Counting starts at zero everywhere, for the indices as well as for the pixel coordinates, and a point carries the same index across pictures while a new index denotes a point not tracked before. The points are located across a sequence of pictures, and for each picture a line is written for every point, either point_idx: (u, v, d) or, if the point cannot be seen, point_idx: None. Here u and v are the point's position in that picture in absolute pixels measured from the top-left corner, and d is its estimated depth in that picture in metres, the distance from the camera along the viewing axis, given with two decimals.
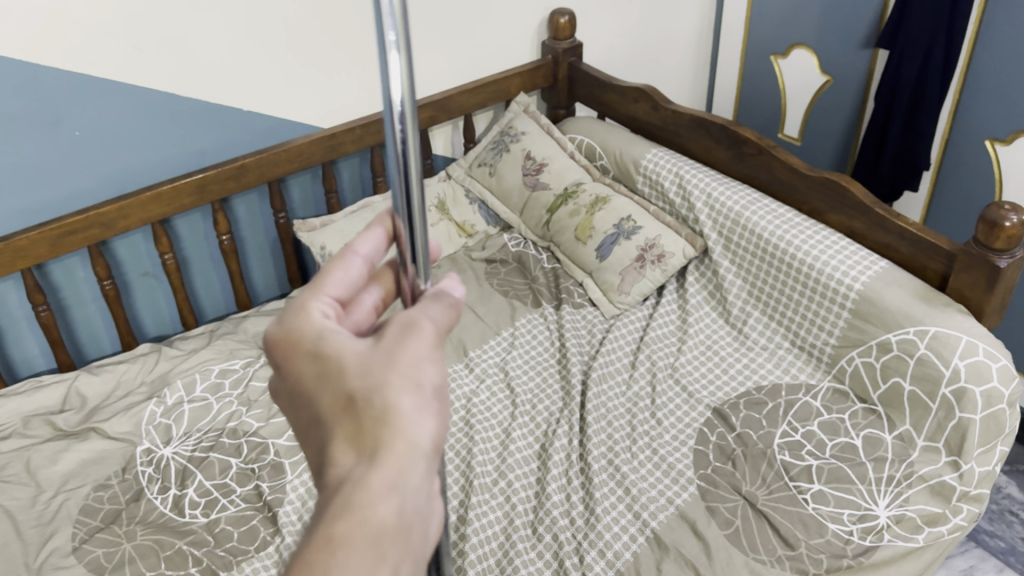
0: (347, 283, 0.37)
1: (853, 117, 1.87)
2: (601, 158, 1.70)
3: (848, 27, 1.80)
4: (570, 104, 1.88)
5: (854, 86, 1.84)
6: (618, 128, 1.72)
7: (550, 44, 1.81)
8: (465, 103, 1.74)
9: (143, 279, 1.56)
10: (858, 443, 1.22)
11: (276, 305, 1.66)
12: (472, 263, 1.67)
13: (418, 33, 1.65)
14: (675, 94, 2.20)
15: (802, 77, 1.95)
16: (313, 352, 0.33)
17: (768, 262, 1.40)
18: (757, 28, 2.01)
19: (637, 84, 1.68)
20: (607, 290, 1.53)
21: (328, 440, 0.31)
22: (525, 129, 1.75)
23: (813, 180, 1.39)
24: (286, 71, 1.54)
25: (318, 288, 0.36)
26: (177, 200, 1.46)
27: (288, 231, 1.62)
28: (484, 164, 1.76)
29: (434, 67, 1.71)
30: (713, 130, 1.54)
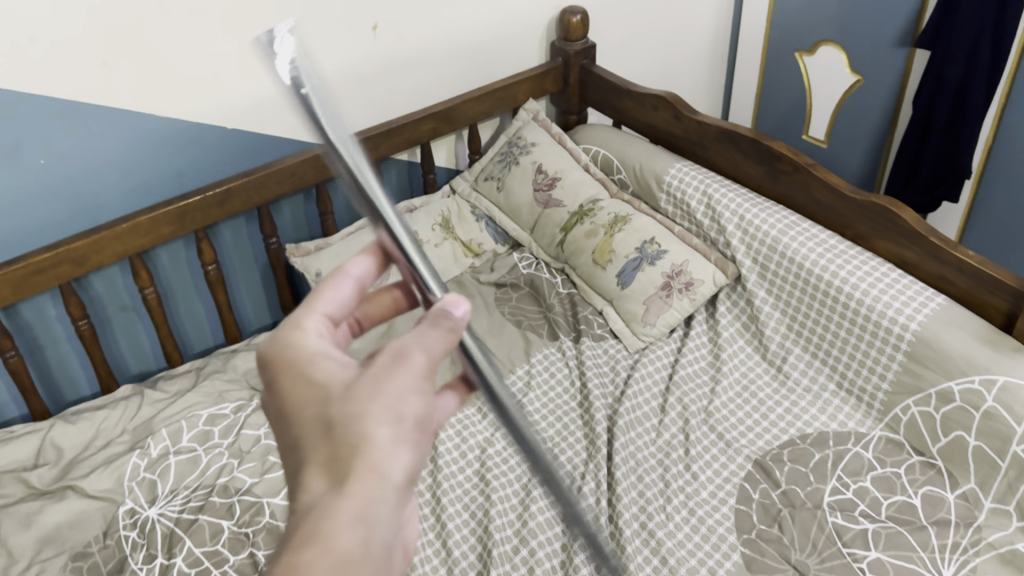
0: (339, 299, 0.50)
1: (886, 120, 1.74)
2: (618, 172, 1.57)
3: (882, 23, 1.66)
4: (582, 109, 1.74)
5: (888, 87, 1.71)
6: (636, 138, 1.58)
7: (560, 45, 1.66)
8: (470, 112, 1.59)
9: (122, 314, 1.42)
10: (917, 503, 1.10)
11: (268, 337, 1.53)
12: (480, 287, 1.54)
13: (417, 37, 1.50)
14: (691, 91, 2.06)
15: (830, 75, 1.82)
16: (320, 405, 0.42)
17: (810, 295, 1.27)
18: (781, 22, 1.87)
19: (656, 91, 1.53)
20: (630, 321, 1.40)
21: (304, 463, 0.41)
22: (536, 139, 1.62)
23: (857, 203, 1.25)
24: (273, 85, 1.39)
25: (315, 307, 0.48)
26: (156, 231, 1.32)
27: (281, 256, 1.48)
28: (491, 177, 1.63)
29: (435, 73, 1.57)
30: (742, 143, 1.40)
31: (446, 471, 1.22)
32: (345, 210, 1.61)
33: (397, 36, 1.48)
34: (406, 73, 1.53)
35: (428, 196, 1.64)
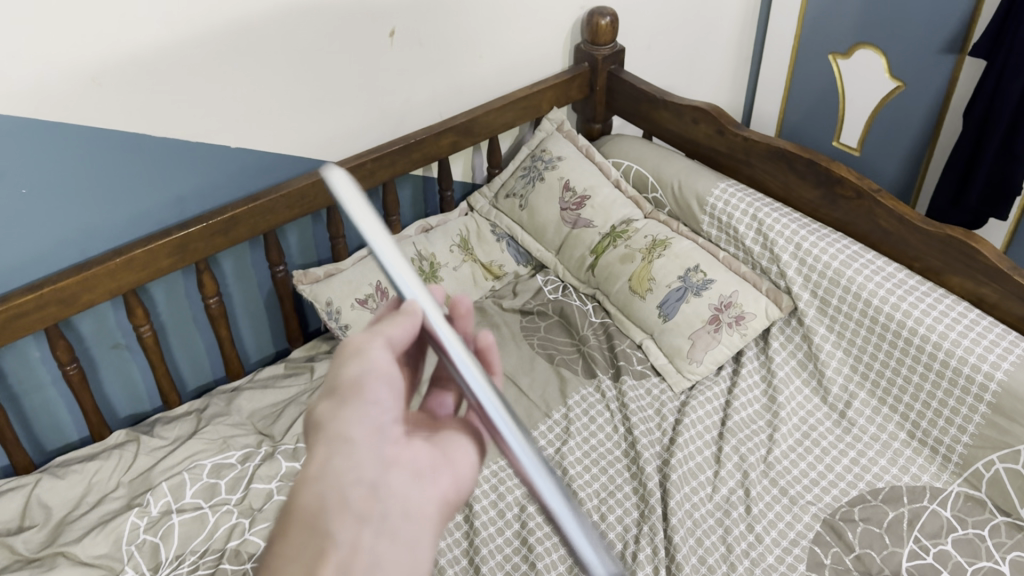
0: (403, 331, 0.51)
1: (928, 130, 1.62)
2: (654, 190, 1.45)
3: (929, 27, 1.54)
4: (607, 118, 1.61)
5: (931, 95, 1.59)
6: (672, 152, 1.47)
7: (586, 49, 1.53)
8: (491, 125, 1.47)
9: (114, 352, 1.29)
10: (1006, 570, 1.00)
11: (273, 372, 1.40)
12: (503, 315, 1.42)
13: (436, 43, 1.37)
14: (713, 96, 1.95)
15: (867, 80, 1.69)
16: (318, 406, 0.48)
17: (877, 335, 1.17)
18: (814, 23, 1.74)
19: (697, 102, 1.42)
20: (674, 356, 1.29)
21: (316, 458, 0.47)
22: (562, 152, 1.50)
23: (931, 235, 1.15)
24: (279, 98, 1.25)
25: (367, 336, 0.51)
26: (153, 265, 1.19)
27: (288, 286, 1.36)
28: (512, 194, 1.52)
29: (452, 81, 1.44)
30: (796, 164, 1.29)
31: (484, 534, 1.08)
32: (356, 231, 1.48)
33: (414, 42, 1.35)
34: (423, 82, 1.40)
35: (445, 214, 1.51)
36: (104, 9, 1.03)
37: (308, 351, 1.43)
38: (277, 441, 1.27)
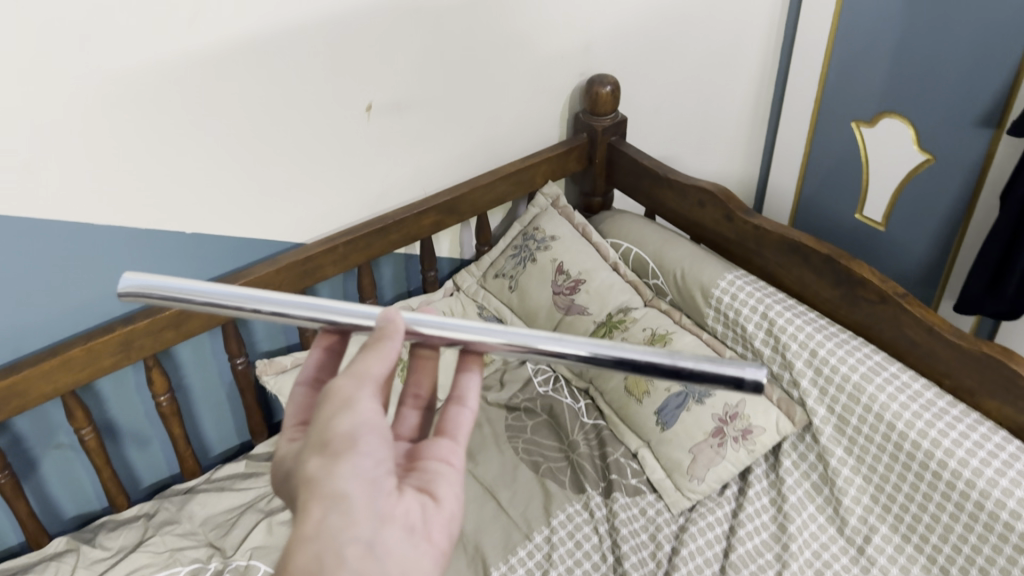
0: (387, 363, 0.61)
1: (959, 208, 1.49)
2: (654, 276, 1.33)
3: (961, 98, 1.41)
4: (608, 191, 1.50)
5: (964, 171, 1.45)
6: (676, 235, 1.35)
7: (585, 119, 1.41)
8: (479, 201, 1.36)
9: (57, 453, 1.18)
10: None
11: (232, 471, 1.28)
12: (487, 410, 1.29)
13: (416, 117, 1.27)
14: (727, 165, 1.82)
15: (891, 151, 1.56)
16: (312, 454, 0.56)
17: (902, 463, 1.04)
18: (834, 90, 1.62)
19: (703, 183, 1.30)
20: (673, 471, 1.16)
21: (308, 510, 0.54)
22: (556, 231, 1.38)
23: (962, 350, 1.02)
24: (242, 180, 1.15)
25: (355, 381, 0.59)
26: (97, 363, 1.08)
27: (248, 379, 1.24)
28: (501, 274, 1.40)
29: (436, 154, 1.34)
30: (812, 259, 1.17)
31: None
32: None
33: (395, 115, 1.25)
34: (404, 157, 1.30)
35: (427, 294, 1.39)
36: (38, 92, 0.93)
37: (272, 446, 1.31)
38: (229, 556, 1.14)
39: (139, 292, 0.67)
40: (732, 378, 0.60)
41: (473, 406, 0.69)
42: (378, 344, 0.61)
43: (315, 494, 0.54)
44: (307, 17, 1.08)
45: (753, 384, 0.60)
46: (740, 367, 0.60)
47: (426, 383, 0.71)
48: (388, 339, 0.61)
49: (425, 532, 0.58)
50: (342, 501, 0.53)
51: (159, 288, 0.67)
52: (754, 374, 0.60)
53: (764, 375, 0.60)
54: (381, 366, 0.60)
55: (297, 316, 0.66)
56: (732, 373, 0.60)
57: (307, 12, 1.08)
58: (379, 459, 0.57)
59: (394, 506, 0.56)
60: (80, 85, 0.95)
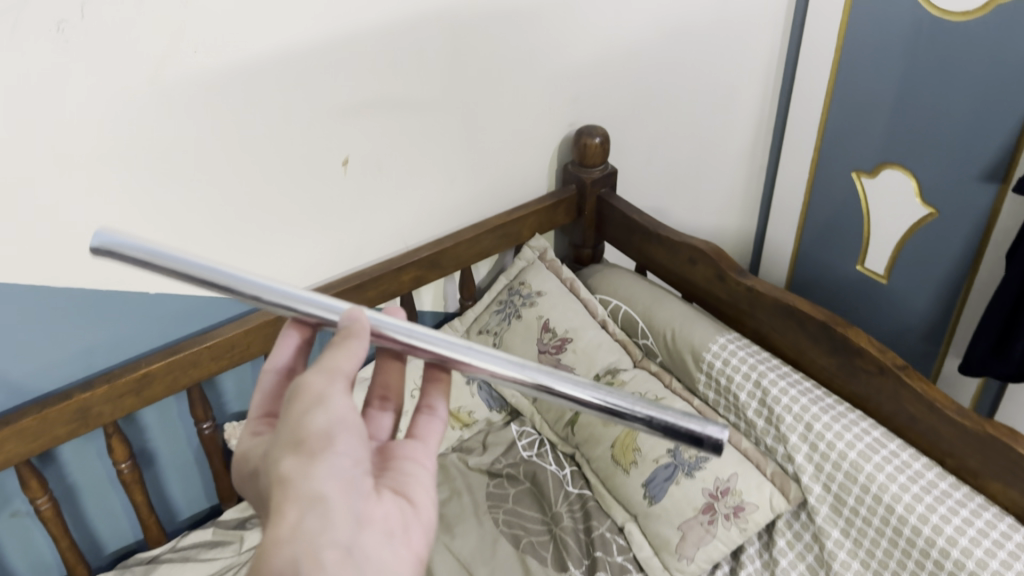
0: (356, 359, 0.58)
1: (964, 264, 1.43)
2: (644, 336, 1.28)
3: (965, 151, 1.35)
4: (598, 243, 1.45)
5: (968, 226, 1.40)
6: (668, 293, 1.30)
7: (574, 170, 1.37)
8: (462, 255, 1.32)
9: (12, 521, 1.12)
10: None
11: (200, 538, 1.21)
12: (468, 476, 1.23)
13: (395, 172, 1.23)
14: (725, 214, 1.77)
15: (892, 203, 1.51)
16: (282, 452, 0.52)
17: (902, 549, 0.97)
18: (833, 140, 1.57)
19: (696, 240, 1.26)
20: (661, 549, 1.09)
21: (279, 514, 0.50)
22: (543, 286, 1.33)
23: (965, 429, 0.96)
24: (211, 239, 1.10)
25: (325, 375, 0.56)
26: (52, 431, 1.02)
27: (216, 444, 1.19)
28: (486, 331, 1.35)
29: (418, 208, 1.29)
30: (808, 324, 1.12)
31: None
32: None
33: (372, 168, 1.20)
34: (383, 213, 1.25)
35: None
36: None
37: (241, 511, 1.25)
38: None
39: (110, 251, 0.63)
40: (688, 433, 0.57)
41: (444, 415, 0.67)
42: (348, 337, 0.58)
43: (288, 495, 0.50)
44: (277, 71, 1.04)
45: (712, 446, 0.57)
46: (700, 425, 0.57)
47: (394, 385, 0.68)
48: (355, 336, 0.58)
49: (401, 536, 0.56)
50: (320, 503, 0.50)
51: (130, 247, 0.62)
52: (715, 433, 0.56)
53: (726, 436, 0.57)
54: (351, 360, 0.57)
55: (271, 303, 0.62)
56: (692, 428, 0.57)
57: (277, 66, 1.03)
58: (354, 459, 0.54)
59: (368, 509, 0.54)
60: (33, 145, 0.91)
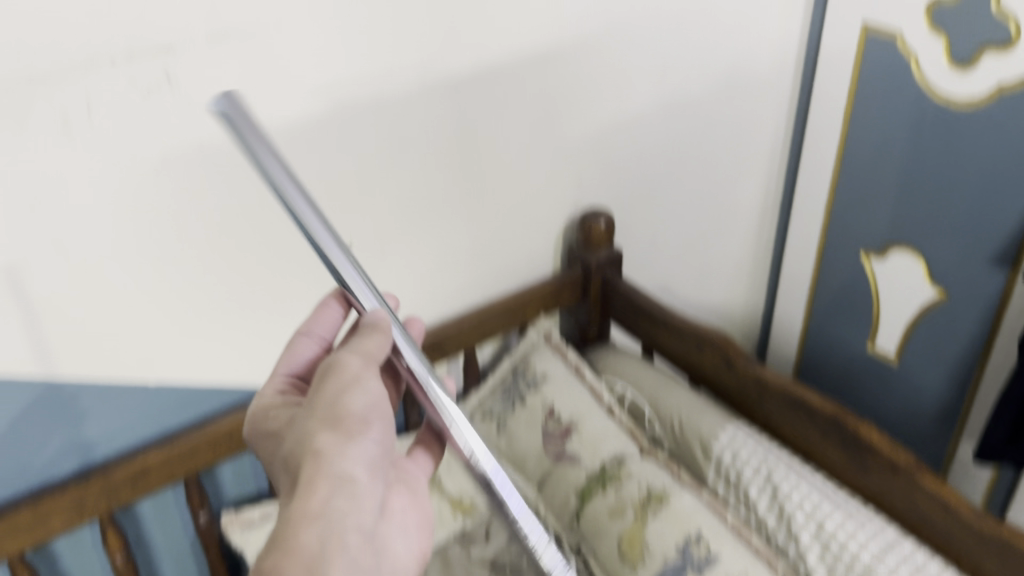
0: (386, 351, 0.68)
1: (976, 348, 1.40)
2: (652, 423, 1.27)
3: (973, 235, 1.34)
4: (603, 324, 1.43)
5: (979, 310, 1.38)
6: (675, 379, 1.29)
7: (579, 253, 1.36)
8: (466, 339, 1.31)
9: None
10: None
11: None
12: (471, 568, 1.20)
13: (400, 258, 1.22)
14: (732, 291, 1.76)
15: (901, 284, 1.49)
16: (318, 428, 0.62)
17: None
18: (839, 219, 1.55)
19: (703, 326, 1.25)
20: None
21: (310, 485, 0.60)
22: (548, 370, 1.31)
23: (982, 534, 0.93)
24: (212, 327, 1.10)
25: (363, 362, 0.66)
26: (45, 525, 1.00)
27: (213, 534, 1.17)
28: (490, 416, 1.33)
29: (422, 292, 1.28)
30: (818, 417, 1.11)
31: None
32: None
33: (375, 256, 1.19)
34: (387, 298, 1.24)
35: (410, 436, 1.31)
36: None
37: None
38: None
39: (229, 120, 0.62)
40: None
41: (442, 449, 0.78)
42: (382, 330, 0.68)
43: (321, 469, 0.60)
44: None
45: None
46: None
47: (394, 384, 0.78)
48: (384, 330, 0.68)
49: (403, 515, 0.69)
50: (347, 483, 0.60)
51: (253, 133, 0.62)
52: None
53: None
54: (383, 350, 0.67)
55: (328, 264, 0.68)
56: None
57: (282, 160, 1.04)
58: (377, 447, 0.64)
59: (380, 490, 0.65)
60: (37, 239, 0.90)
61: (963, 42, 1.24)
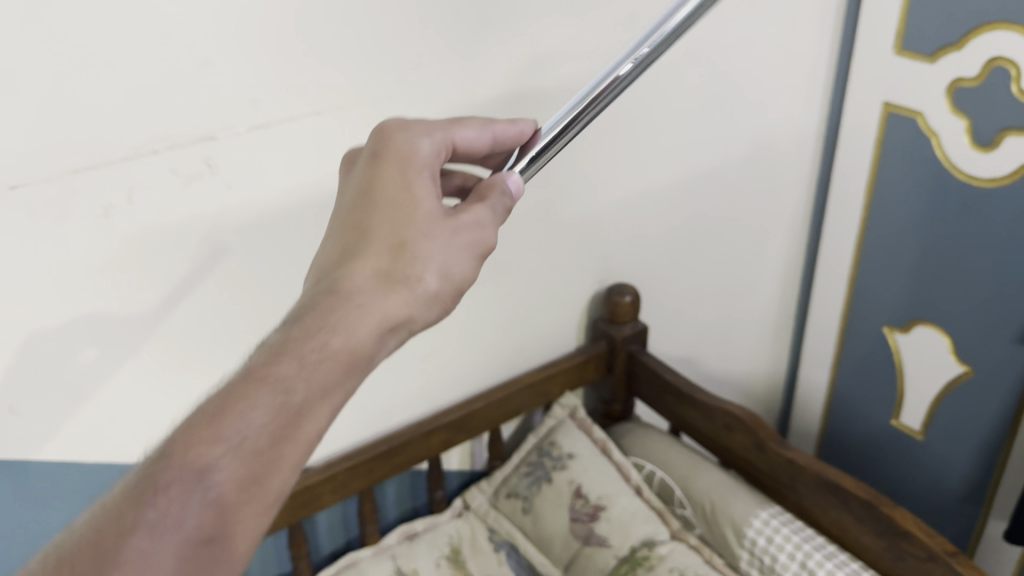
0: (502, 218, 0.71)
1: (1004, 424, 1.40)
2: (681, 505, 1.25)
3: (999, 310, 1.34)
4: (629, 399, 1.41)
5: (1006, 386, 1.37)
6: (704, 460, 1.28)
7: (605, 327, 1.35)
8: (491, 416, 1.30)
9: None
10: None
11: None
12: None
13: (427, 336, 1.22)
14: (755, 363, 1.74)
15: (927, 359, 1.48)
16: (414, 245, 0.66)
17: None
18: (863, 292, 1.54)
19: (732, 406, 1.24)
20: None
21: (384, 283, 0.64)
22: (575, 448, 1.29)
23: None
24: None
25: (484, 220, 0.69)
26: None
27: None
28: (515, 494, 1.30)
29: (448, 369, 1.28)
30: (851, 503, 1.10)
31: None
32: (328, 539, 1.27)
33: None
34: (414, 375, 1.24)
35: (435, 515, 1.30)
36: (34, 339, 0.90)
37: None
38: None
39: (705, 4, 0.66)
40: None
41: None
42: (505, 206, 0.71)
43: (394, 287, 0.64)
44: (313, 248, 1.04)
45: None
46: None
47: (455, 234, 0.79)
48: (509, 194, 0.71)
49: None
50: (404, 317, 0.64)
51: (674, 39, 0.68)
52: None
53: None
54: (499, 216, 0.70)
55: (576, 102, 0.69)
56: None
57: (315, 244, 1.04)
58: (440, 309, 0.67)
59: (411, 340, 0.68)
60: (79, 330, 0.92)
61: (986, 121, 1.24)
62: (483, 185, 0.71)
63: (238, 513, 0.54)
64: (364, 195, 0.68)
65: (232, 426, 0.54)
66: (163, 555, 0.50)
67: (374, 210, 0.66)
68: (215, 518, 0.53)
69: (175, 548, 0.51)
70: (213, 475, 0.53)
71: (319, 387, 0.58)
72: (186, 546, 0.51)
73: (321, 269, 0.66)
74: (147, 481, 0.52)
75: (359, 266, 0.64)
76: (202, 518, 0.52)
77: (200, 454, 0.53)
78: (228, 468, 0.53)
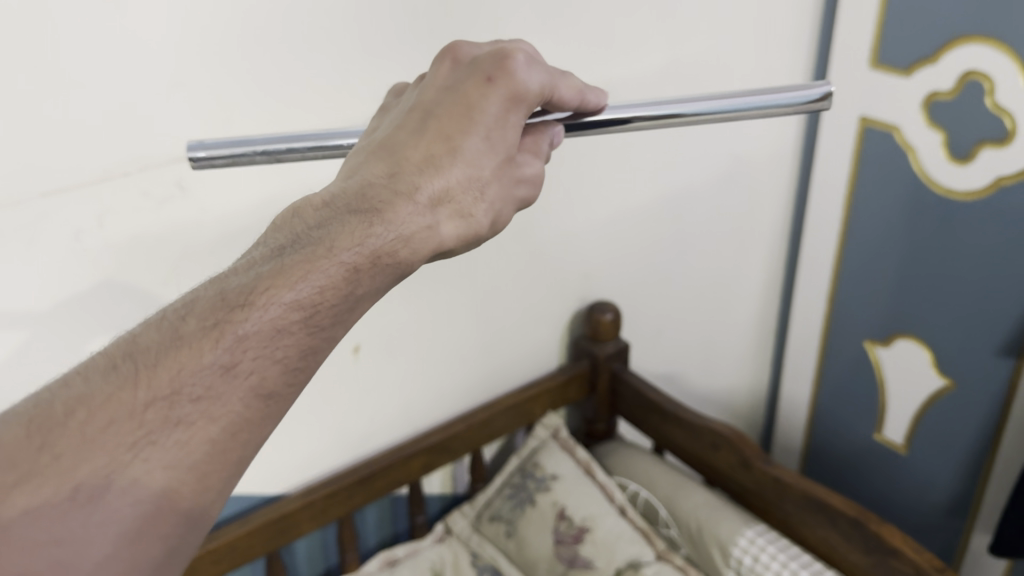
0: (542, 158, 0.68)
1: (987, 436, 1.40)
2: (667, 525, 1.23)
3: (980, 321, 1.34)
4: (612, 418, 1.39)
5: (989, 398, 1.37)
6: (689, 479, 1.26)
7: (586, 345, 1.34)
8: (474, 437, 1.27)
9: None
10: None
11: None
12: None
13: (406, 357, 1.19)
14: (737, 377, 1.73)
15: (908, 373, 1.48)
16: (478, 166, 0.62)
17: None
18: (843, 306, 1.53)
19: (717, 424, 1.23)
20: None
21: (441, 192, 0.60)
22: (558, 470, 1.27)
23: None
24: None
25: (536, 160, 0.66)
26: None
27: None
28: (497, 518, 1.27)
29: (428, 391, 1.25)
30: (839, 520, 1.09)
31: None
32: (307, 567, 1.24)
33: (385, 355, 1.17)
34: (395, 397, 1.21)
35: (415, 542, 1.27)
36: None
37: None
38: None
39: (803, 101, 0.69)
40: None
41: None
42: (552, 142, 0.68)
43: (448, 205, 0.61)
44: None
45: None
46: None
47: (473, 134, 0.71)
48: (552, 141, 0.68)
49: None
50: (448, 240, 0.61)
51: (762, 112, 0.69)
52: None
53: None
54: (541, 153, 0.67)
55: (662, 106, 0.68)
56: None
57: None
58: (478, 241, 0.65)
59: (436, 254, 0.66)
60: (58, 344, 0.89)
61: (962, 136, 1.24)
62: (535, 134, 0.67)
63: (294, 379, 0.53)
64: (464, 104, 0.61)
65: (305, 289, 0.53)
66: (231, 395, 0.50)
67: (473, 124, 0.61)
68: (276, 377, 0.52)
69: (224, 411, 0.50)
70: (281, 337, 0.52)
71: (375, 287, 0.57)
72: (249, 396, 0.51)
73: (394, 160, 0.60)
74: (220, 319, 0.51)
75: (438, 178, 0.60)
76: (266, 374, 0.52)
77: (273, 308, 0.52)
78: (294, 335, 0.53)
